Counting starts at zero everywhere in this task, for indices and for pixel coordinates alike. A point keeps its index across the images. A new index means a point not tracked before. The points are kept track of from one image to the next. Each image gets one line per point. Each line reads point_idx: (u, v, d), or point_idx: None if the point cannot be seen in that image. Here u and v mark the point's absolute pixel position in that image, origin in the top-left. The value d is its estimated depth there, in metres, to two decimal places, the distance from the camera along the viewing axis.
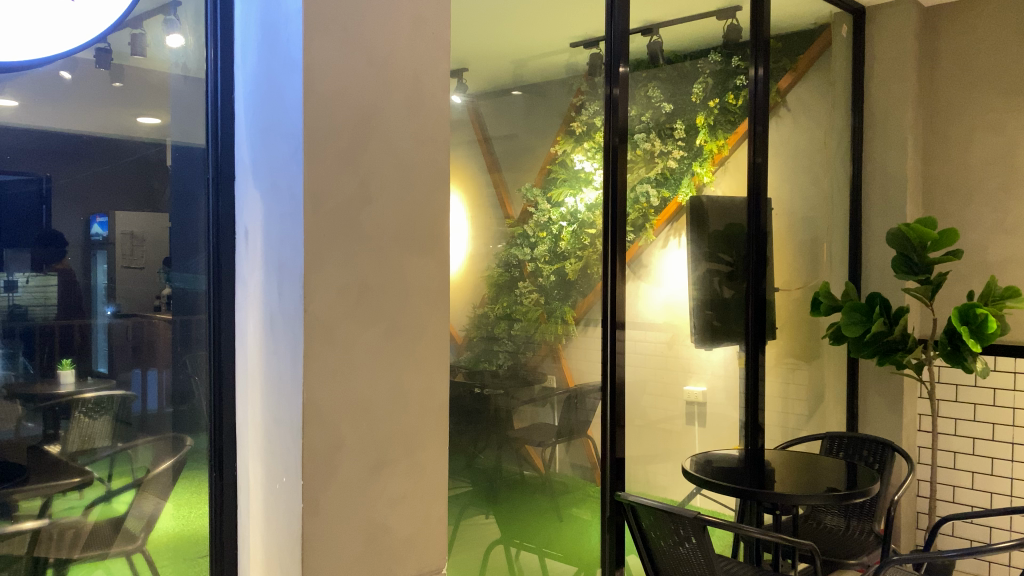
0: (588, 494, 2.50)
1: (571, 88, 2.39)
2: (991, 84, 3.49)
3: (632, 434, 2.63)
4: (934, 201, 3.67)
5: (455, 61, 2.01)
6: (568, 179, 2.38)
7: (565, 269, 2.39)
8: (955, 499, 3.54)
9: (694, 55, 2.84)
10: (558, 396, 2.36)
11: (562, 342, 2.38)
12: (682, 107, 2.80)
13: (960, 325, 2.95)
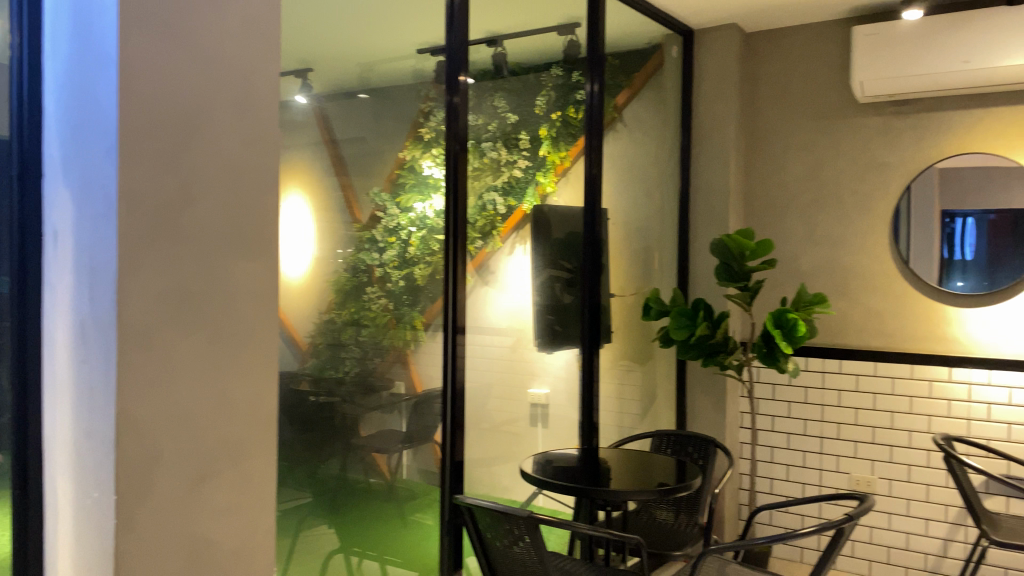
0: (432, 499, 2.52)
1: (419, 94, 2.42)
2: (802, 107, 3.80)
3: (473, 438, 2.66)
4: (753, 213, 3.94)
5: (299, 61, 1.97)
6: (416, 185, 2.40)
7: (413, 274, 2.40)
8: (772, 490, 3.81)
9: (537, 68, 2.92)
10: (405, 402, 2.37)
11: (411, 348, 2.40)
12: (526, 117, 2.88)
13: (774, 328, 3.19)
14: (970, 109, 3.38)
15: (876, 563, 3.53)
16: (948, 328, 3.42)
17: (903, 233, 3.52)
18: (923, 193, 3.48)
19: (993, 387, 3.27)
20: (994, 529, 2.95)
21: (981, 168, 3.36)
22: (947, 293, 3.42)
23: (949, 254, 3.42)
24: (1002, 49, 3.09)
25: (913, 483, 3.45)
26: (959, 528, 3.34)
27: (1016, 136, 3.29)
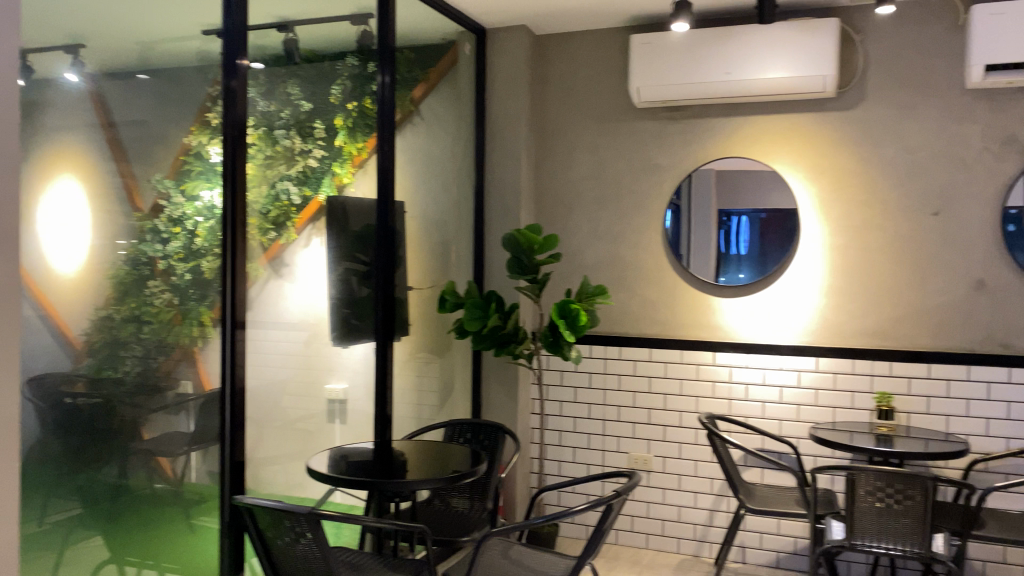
0: (219, 503, 2.40)
1: (206, 77, 2.30)
2: (587, 108, 3.99)
3: (266, 436, 2.58)
4: (544, 209, 4.09)
5: (70, 35, 1.85)
6: (203, 173, 2.28)
7: (200, 268, 2.28)
8: (560, 472, 3.99)
9: (332, 56, 2.88)
10: (193, 401, 2.27)
11: (199, 345, 2.29)
12: (321, 106, 2.82)
13: (558, 319, 3.35)
14: (731, 117, 3.71)
15: (652, 535, 3.79)
16: (713, 316, 3.74)
17: (685, 229, 3.78)
18: (701, 192, 3.74)
19: (749, 369, 3.62)
20: (750, 497, 3.27)
21: (741, 171, 3.67)
22: (717, 285, 3.72)
23: (726, 249, 3.69)
24: (758, 64, 3.41)
25: (683, 459, 3.73)
26: (723, 499, 3.65)
27: (768, 143, 3.64)
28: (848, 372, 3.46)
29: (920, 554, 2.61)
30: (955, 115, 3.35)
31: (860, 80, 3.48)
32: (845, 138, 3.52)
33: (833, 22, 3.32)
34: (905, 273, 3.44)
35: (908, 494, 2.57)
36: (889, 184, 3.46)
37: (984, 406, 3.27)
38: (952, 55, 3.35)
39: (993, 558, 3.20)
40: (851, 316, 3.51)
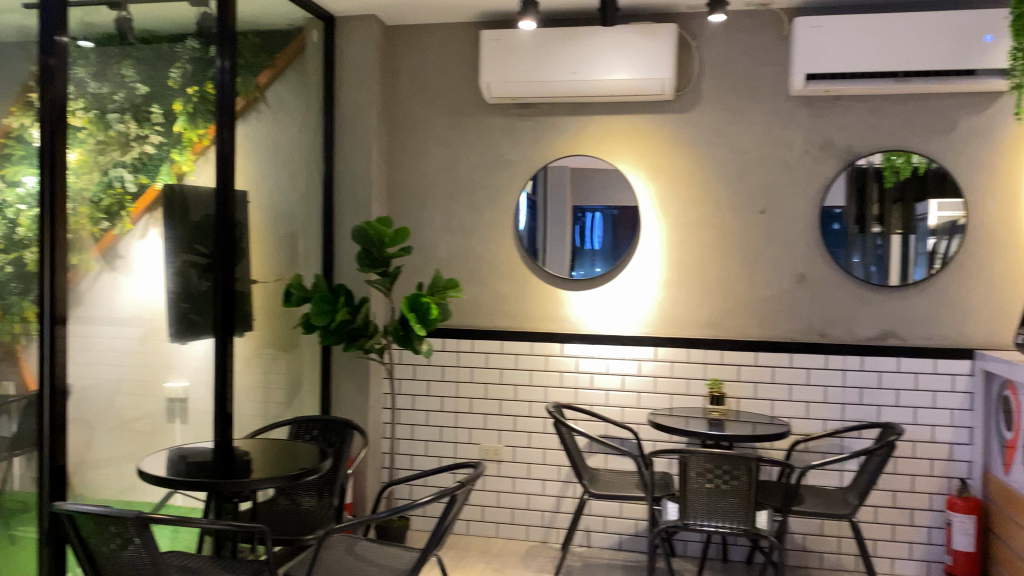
0: (42, 512, 2.23)
1: (25, 54, 2.17)
2: (439, 102, 3.99)
3: (97, 438, 2.43)
4: (395, 202, 4.05)
5: None
6: (24, 157, 2.16)
7: (22, 260, 2.15)
8: (412, 465, 3.98)
9: (170, 38, 2.74)
10: (15, 404, 2.15)
11: (19, 342, 2.16)
12: (158, 90, 2.68)
13: (409, 312, 3.33)
14: (578, 115, 3.81)
15: (502, 524, 3.85)
16: (562, 309, 3.83)
17: (541, 225, 3.83)
18: (556, 188, 3.81)
19: (594, 359, 3.74)
20: (593, 482, 3.38)
21: (588, 168, 3.78)
22: (570, 279, 3.81)
23: (580, 244, 3.77)
24: (602, 65, 3.52)
25: (532, 448, 3.81)
26: (569, 486, 3.77)
27: (612, 141, 3.77)
28: (685, 360, 3.65)
29: (745, 530, 2.79)
30: (780, 120, 3.59)
31: (696, 84, 3.66)
32: (682, 139, 3.70)
33: (671, 28, 3.48)
34: (736, 268, 3.65)
35: (735, 474, 2.74)
36: (722, 184, 3.66)
37: (804, 390, 3.53)
38: (777, 64, 3.59)
39: (811, 530, 3.46)
40: (687, 308, 3.70)
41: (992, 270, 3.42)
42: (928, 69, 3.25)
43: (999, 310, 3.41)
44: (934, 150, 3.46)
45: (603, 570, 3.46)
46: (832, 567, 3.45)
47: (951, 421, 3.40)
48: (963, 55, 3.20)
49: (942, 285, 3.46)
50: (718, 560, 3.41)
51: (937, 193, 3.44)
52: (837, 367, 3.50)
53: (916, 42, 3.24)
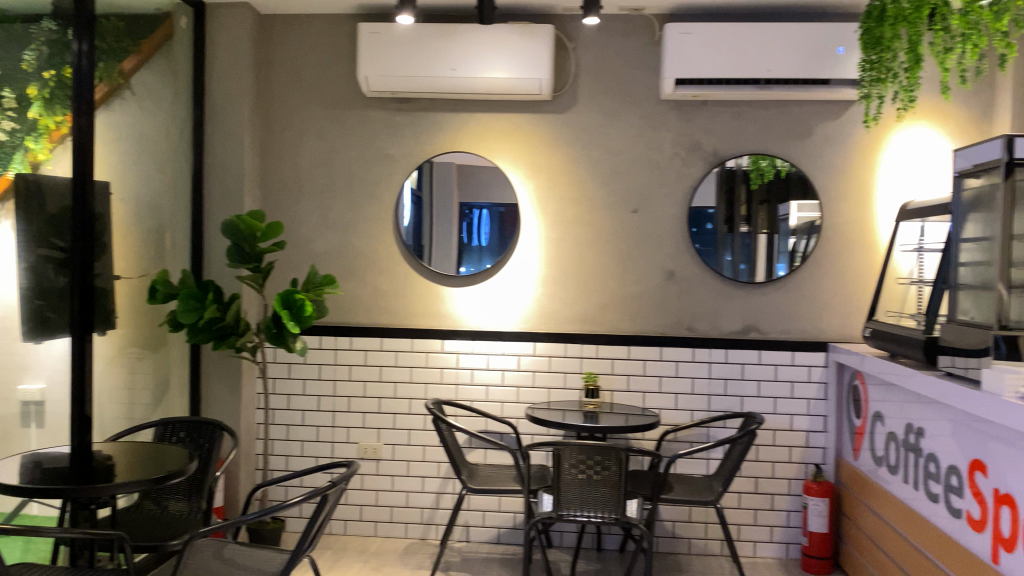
0: None
1: None
2: (316, 94, 3.90)
3: None
4: (269, 196, 3.94)
5: None
6: None
7: None
8: (287, 466, 3.88)
9: (23, 18, 2.59)
10: None
11: None
12: (9, 73, 2.52)
13: (282, 310, 3.25)
14: (457, 112, 3.82)
15: (381, 522, 3.82)
16: (442, 305, 3.83)
17: (427, 221, 3.79)
18: (442, 184, 3.79)
19: (474, 355, 3.76)
20: (472, 477, 3.40)
21: (467, 164, 3.79)
22: (456, 276, 3.81)
23: (468, 240, 3.77)
24: (480, 62, 3.54)
25: (411, 445, 3.80)
26: (448, 482, 3.78)
27: (491, 139, 3.80)
28: (561, 355, 3.72)
29: (616, 518, 2.86)
30: (652, 122, 3.72)
31: (573, 85, 3.74)
32: (559, 138, 3.76)
33: (548, 29, 3.53)
34: (611, 265, 3.76)
35: (605, 465, 2.82)
36: (597, 183, 3.75)
37: (673, 383, 3.67)
38: (649, 68, 3.71)
39: (680, 518, 3.60)
40: (564, 304, 3.77)
41: (843, 268, 3.65)
42: (788, 78, 3.43)
43: (850, 305, 3.65)
44: (793, 155, 3.66)
45: (481, 564, 3.49)
46: (699, 552, 3.60)
47: (807, 409, 3.61)
48: (819, 65, 3.40)
49: (800, 282, 3.67)
50: (592, 550, 3.50)
51: (795, 194, 3.64)
52: (705, 360, 3.65)
53: (776, 51, 3.42)
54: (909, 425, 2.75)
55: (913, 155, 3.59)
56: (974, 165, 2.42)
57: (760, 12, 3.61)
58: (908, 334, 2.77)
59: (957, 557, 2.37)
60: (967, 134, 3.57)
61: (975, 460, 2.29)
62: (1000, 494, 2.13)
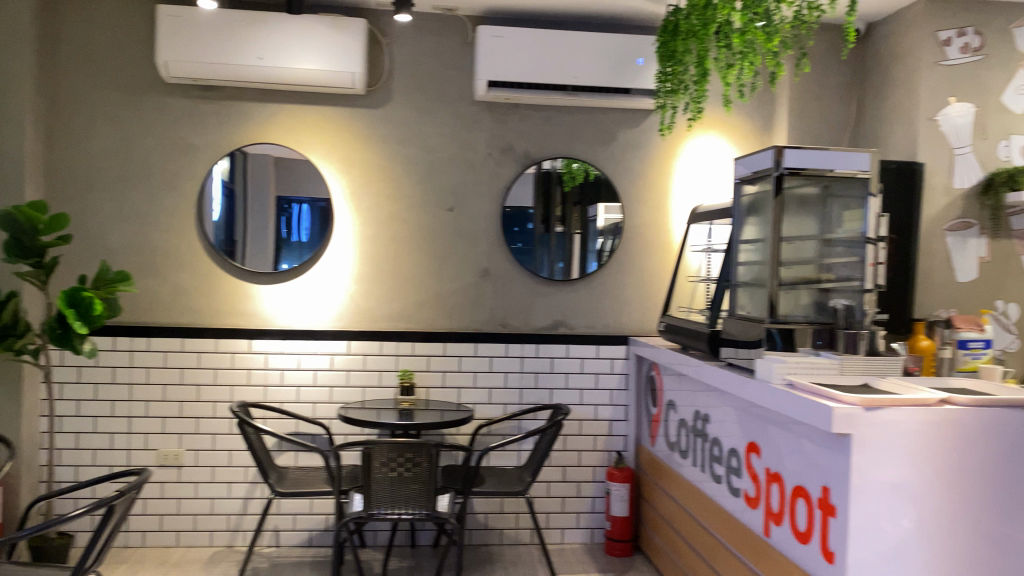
0: None
1: None
2: (108, 78, 3.63)
3: None
4: (55, 186, 3.63)
5: None
6: None
7: None
8: (77, 477, 3.60)
9: None
10: None
11: None
12: None
13: (67, 308, 3.01)
14: (266, 103, 3.69)
15: (183, 532, 3.63)
16: (251, 303, 3.70)
17: (241, 216, 3.64)
18: (256, 176, 3.64)
19: (284, 354, 3.66)
20: (281, 480, 3.30)
21: (278, 157, 3.67)
22: (275, 273, 3.69)
23: (287, 234, 3.66)
24: (290, 53, 3.44)
25: (216, 450, 3.64)
26: (257, 486, 3.65)
27: (302, 132, 3.70)
28: (375, 353, 3.70)
29: (427, 514, 2.88)
30: (465, 123, 3.77)
31: (386, 82, 3.72)
32: (373, 134, 3.73)
33: (360, 23, 3.49)
34: (424, 263, 3.77)
35: (416, 461, 2.83)
36: (412, 180, 3.75)
37: (487, 378, 3.75)
38: (462, 68, 3.76)
39: (492, 510, 3.68)
40: (378, 301, 3.75)
41: (644, 267, 3.87)
42: (593, 85, 3.59)
43: (648, 302, 3.88)
44: (599, 158, 3.83)
45: (291, 569, 3.40)
46: (510, 542, 3.70)
47: (610, 400, 3.82)
48: (621, 74, 3.59)
49: (605, 280, 3.85)
50: (405, 547, 3.51)
51: (602, 197, 3.81)
52: (517, 355, 3.76)
53: (582, 58, 3.57)
54: (698, 412, 2.96)
55: (705, 162, 3.87)
56: (752, 173, 2.64)
57: (568, 20, 3.75)
58: (696, 328, 2.99)
59: (736, 532, 2.58)
60: (752, 145, 3.89)
61: (751, 442, 2.50)
62: (771, 472, 2.34)
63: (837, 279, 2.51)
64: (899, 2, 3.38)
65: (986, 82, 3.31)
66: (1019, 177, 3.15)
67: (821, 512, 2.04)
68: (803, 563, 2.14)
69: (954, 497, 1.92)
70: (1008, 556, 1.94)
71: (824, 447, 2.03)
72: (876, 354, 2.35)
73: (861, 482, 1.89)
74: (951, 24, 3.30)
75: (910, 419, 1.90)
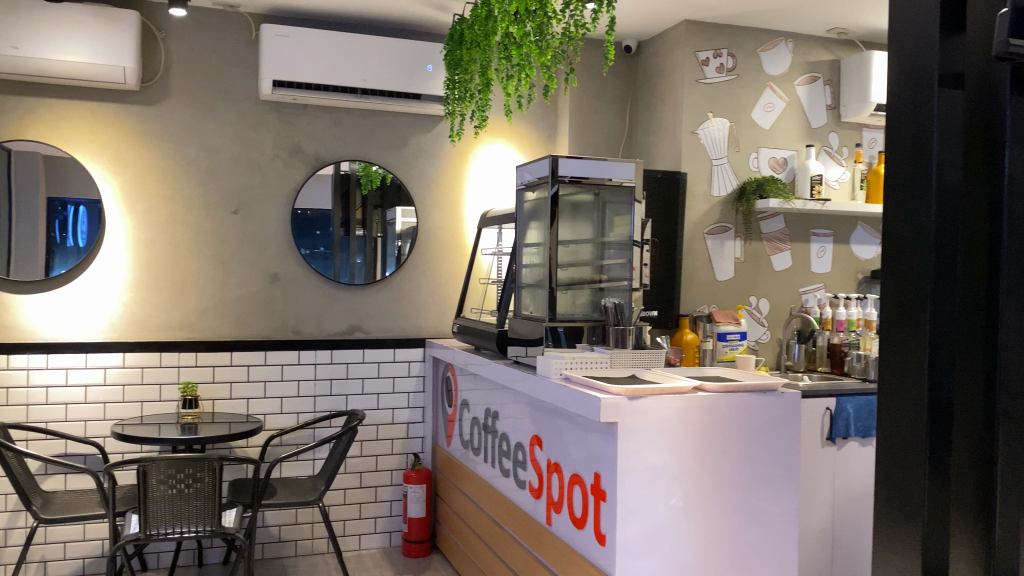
0: None
1: None
2: None
3: None
4: None
5: None
6: None
7: None
8: None
9: None
10: None
11: None
12: None
13: None
14: (22, 95, 3.35)
15: None
16: (8, 315, 3.36)
17: (5, 218, 3.31)
18: (20, 176, 3.33)
19: (49, 370, 3.37)
20: (46, 506, 3.04)
21: (41, 155, 3.36)
22: (47, 280, 3.38)
23: (60, 239, 3.38)
24: (51, 42, 3.18)
25: None
26: (19, 515, 3.33)
27: (68, 128, 3.41)
28: (156, 365, 3.51)
29: (211, 530, 2.77)
30: (250, 124, 3.65)
31: (162, 79, 3.53)
32: (149, 133, 3.52)
33: (131, 15, 3.29)
34: (208, 268, 3.61)
35: (197, 477, 2.71)
36: (193, 182, 3.59)
37: (278, 386, 3.67)
38: (246, 68, 3.64)
39: (286, 521, 3.59)
40: (158, 310, 3.54)
41: (436, 271, 3.93)
42: (382, 89, 3.60)
43: (441, 305, 3.95)
44: (391, 162, 3.84)
45: None
46: (306, 552, 3.63)
47: (406, 402, 3.86)
48: (410, 79, 3.64)
49: (398, 283, 3.87)
50: (191, 567, 3.34)
51: (400, 201, 3.84)
52: (310, 361, 3.71)
53: (370, 63, 3.58)
54: (488, 409, 3.06)
55: (494, 169, 3.99)
56: (533, 179, 2.77)
57: (356, 23, 3.74)
58: (485, 328, 3.09)
59: (523, 523, 2.69)
60: (537, 152, 4.07)
61: (534, 436, 2.61)
62: (551, 463, 2.47)
63: (610, 279, 2.68)
64: (664, 23, 3.66)
65: (739, 99, 3.67)
66: (766, 186, 3.53)
67: (594, 497, 2.17)
68: (579, 547, 2.27)
69: (706, 476, 2.12)
70: (753, 526, 2.17)
71: (595, 436, 2.17)
72: (642, 348, 2.53)
73: (627, 467, 2.03)
74: (709, 45, 3.62)
75: (668, 406, 2.07)
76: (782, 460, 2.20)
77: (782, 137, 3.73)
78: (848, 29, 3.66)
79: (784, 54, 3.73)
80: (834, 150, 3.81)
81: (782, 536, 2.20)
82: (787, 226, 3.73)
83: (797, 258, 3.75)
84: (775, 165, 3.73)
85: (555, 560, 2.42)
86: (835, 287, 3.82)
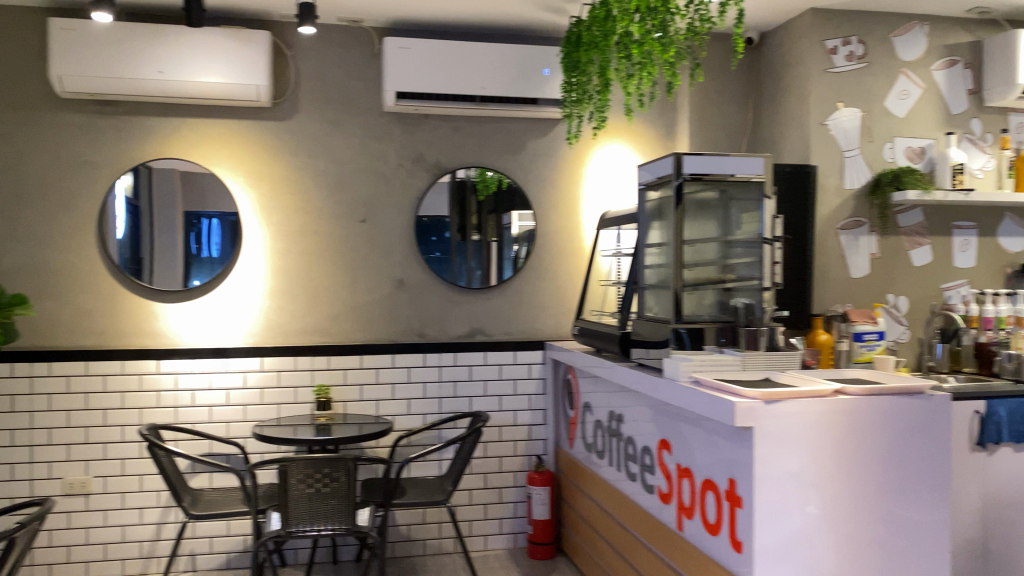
0: None
1: None
2: None
3: None
4: None
5: None
6: None
7: None
8: None
9: None
10: None
11: None
12: None
13: None
14: (167, 117, 3.58)
15: (92, 562, 3.51)
16: (156, 323, 3.59)
17: (148, 232, 3.53)
18: (163, 192, 3.55)
19: (194, 375, 3.57)
20: (195, 503, 3.21)
21: (184, 171, 3.57)
22: (186, 290, 3.59)
23: (197, 250, 3.57)
24: (191, 66, 3.38)
25: (126, 476, 3.52)
26: (170, 510, 3.55)
27: (207, 145, 3.61)
28: (291, 369, 3.65)
29: (347, 529, 2.86)
30: (373, 135, 3.76)
31: (292, 95, 3.68)
32: (281, 147, 3.68)
33: (263, 35, 3.45)
34: (338, 275, 3.74)
35: (334, 476, 2.81)
36: (321, 193, 3.72)
37: (405, 388, 3.75)
38: (369, 80, 3.75)
39: (415, 521, 3.68)
40: (291, 316, 3.69)
41: (556, 274, 3.93)
42: (500, 94, 3.63)
43: (562, 308, 3.95)
44: (510, 167, 3.87)
45: None
46: (434, 551, 3.70)
47: (528, 404, 3.88)
48: (527, 84, 3.65)
49: (519, 287, 3.90)
50: (327, 563, 3.47)
51: (519, 205, 3.86)
52: (435, 364, 3.78)
53: (488, 69, 3.62)
54: (612, 412, 3.04)
55: (613, 169, 3.96)
56: (655, 179, 2.73)
57: (473, 31, 3.80)
58: (608, 330, 3.06)
59: (652, 528, 2.65)
60: (656, 151, 4.00)
61: (663, 439, 2.57)
62: (681, 467, 2.42)
63: (738, 279, 2.60)
64: (788, 13, 3.54)
65: (871, 87, 3.50)
66: (903, 177, 3.36)
67: (729, 503, 2.11)
68: (713, 553, 2.21)
69: (848, 482, 2.03)
70: (901, 535, 2.06)
71: (728, 441, 2.11)
72: (775, 349, 2.47)
73: (764, 472, 1.97)
74: (837, 33, 3.48)
75: (808, 409, 1.99)
76: (930, 465, 2.08)
77: (918, 125, 3.54)
78: (990, 8, 3.44)
79: (919, 38, 3.54)
80: (976, 137, 3.58)
81: (932, 546, 2.08)
82: (926, 218, 3.53)
83: (938, 253, 3.55)
84: (911, 155, 3.53)
85: (687, 566, 2.37)
86: (980, 282, 3.59)
